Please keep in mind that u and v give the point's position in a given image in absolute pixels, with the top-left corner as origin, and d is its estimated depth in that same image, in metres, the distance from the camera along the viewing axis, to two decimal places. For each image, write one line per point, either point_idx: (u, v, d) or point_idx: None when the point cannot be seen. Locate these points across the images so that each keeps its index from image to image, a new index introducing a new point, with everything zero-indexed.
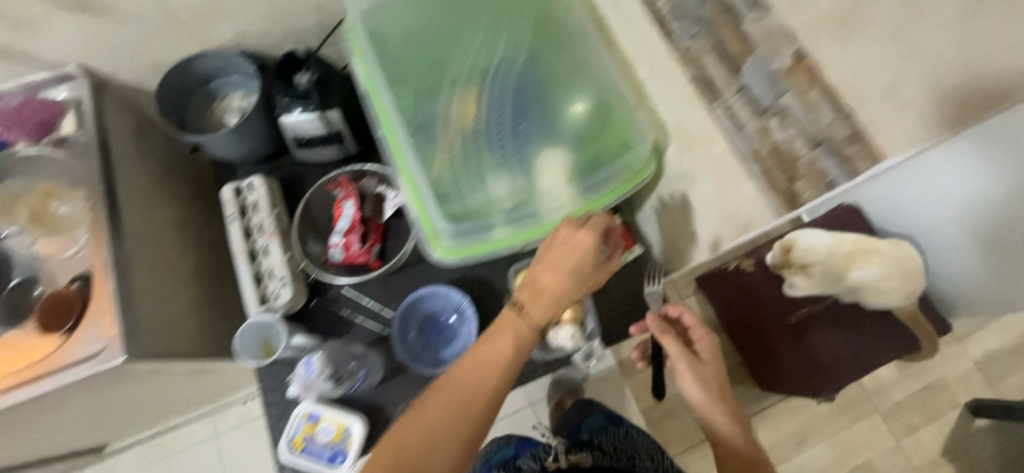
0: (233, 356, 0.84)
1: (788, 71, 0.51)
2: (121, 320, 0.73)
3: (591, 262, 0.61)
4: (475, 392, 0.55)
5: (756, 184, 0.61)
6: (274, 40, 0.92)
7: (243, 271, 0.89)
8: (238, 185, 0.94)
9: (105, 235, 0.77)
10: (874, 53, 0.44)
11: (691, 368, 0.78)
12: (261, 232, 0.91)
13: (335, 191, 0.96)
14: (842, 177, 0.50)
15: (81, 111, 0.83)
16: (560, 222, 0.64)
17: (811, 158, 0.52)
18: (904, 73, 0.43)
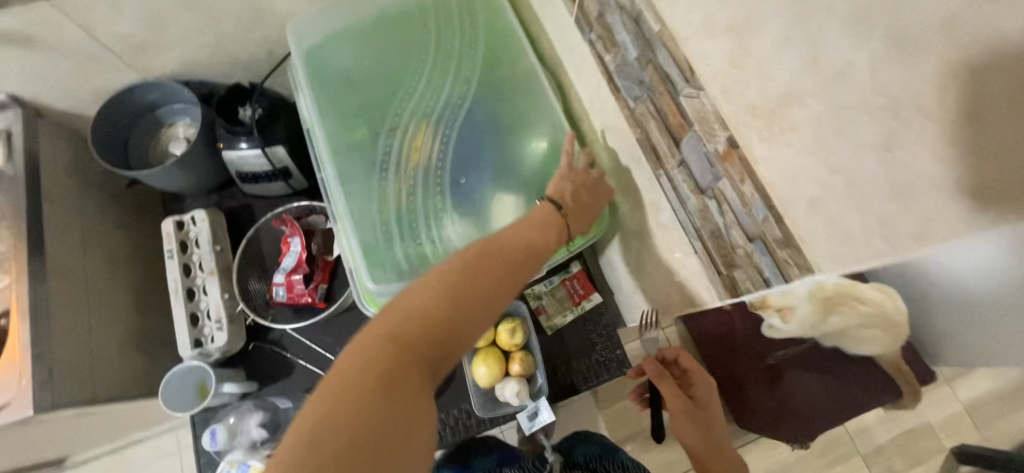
0: (166, 404, 0.79)
1: (722, 157, 0.46)
2: (32, 370, 0.69)
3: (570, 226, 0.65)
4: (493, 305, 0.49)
5: (700, 261, 0.58)
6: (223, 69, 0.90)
7: (177, 310, 0.84)
8: (181, 218, 0.90)
9: (23, 277, 0.74)
10: (800, 157, 0.38)
11: (688, 413, 0.79)
12: (202, 269, 0.88)
13: (282, 226, 0.92)
14: (776, 277, 0.45)
15: (12, 143, 0.80)
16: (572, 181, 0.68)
17: (748, 250, 0.48)
18: (835, 192, 0.35)
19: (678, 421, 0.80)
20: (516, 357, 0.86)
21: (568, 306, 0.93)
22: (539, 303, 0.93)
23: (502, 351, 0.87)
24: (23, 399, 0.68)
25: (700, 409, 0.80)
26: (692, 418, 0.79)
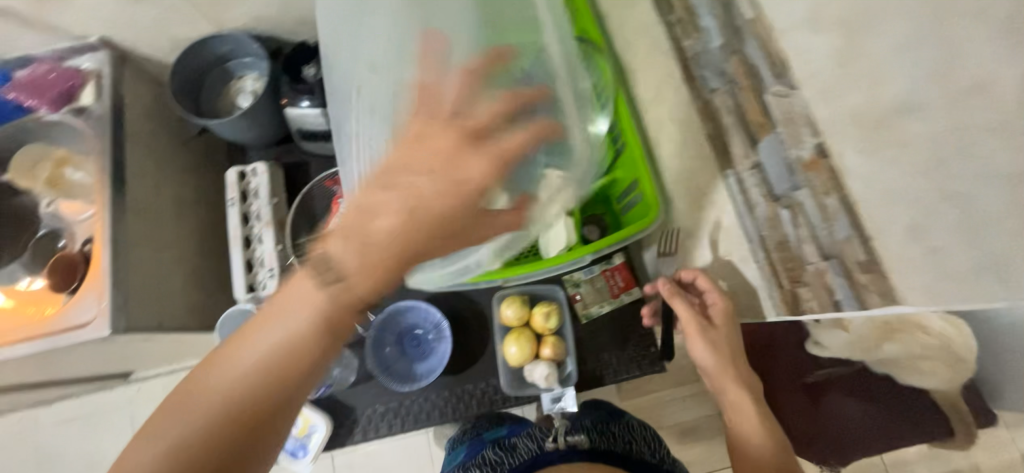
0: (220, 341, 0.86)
1: (808, 165, 0.43)
2: (110, 295, 0.76)
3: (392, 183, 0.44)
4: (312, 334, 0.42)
5: (760, 272, 0.55)
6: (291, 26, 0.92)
7: (236, 256, 0.90)
8: (243, 169, 0.94)
9: (104, 209, 0.80)
10: (901, 177, 0.35)
11: (703, 332, 0.72)
12: (258, 220, 0.92)
13: (335, 186, 0.95)
14: (849, 302, 0.43)
15: (100, 84, 0.85)
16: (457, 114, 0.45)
17: (821, 269, 0.45)
18: (945, 223, 0.33)
19: (692, 338, 0.73)
20: (548, 342, 0.86)
21: (606, 297, 0.91)
22: (577, 291, 0.91)
23: (534, 333, 0.88)
24: (100, 320, 0.76)
25: (717, 330, 0.72)
26: (707, 340, 0.72)
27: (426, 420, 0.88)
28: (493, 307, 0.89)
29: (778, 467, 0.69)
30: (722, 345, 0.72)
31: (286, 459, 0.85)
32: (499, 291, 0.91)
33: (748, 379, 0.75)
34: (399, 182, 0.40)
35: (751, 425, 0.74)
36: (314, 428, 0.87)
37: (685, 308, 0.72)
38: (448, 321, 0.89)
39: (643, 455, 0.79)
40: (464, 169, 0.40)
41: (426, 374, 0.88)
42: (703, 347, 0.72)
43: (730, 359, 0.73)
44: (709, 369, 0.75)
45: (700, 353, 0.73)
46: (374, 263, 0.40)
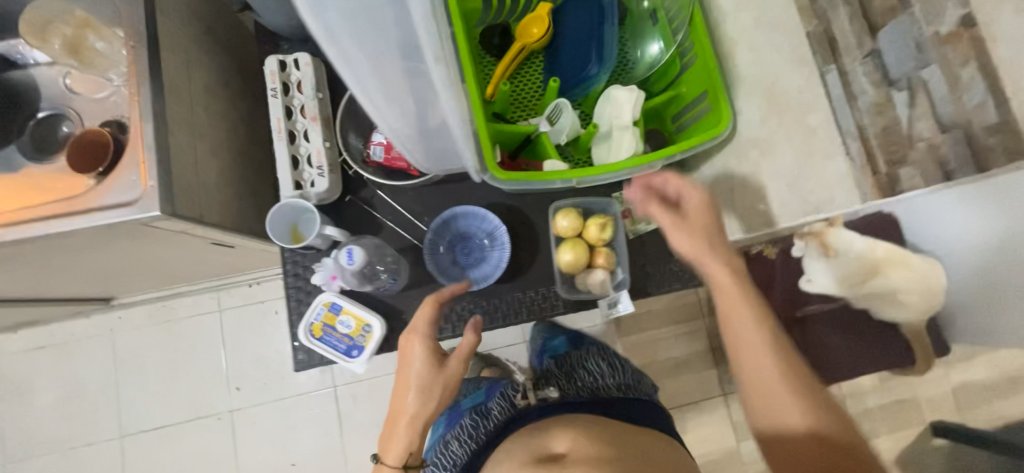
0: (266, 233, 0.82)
1: None
2: (153, 174, 0.70)
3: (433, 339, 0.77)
4: (414, 418, 0.74)
5: None
6: None
7: (280, 150, 0.85)
8: (283, 59, 0.88)
9: (139, 79, 0.72)
10: None
11: (680, 226, 0.72)
12: (304, 114, 0.87)
13: None
14: None
15: None
16: (431, 296, 0.79)
17: None
18: None
19: (670, 234, 0.73)
20: (601, 252, 0.89)
21: None
22: (628, 207, 0.94)
23: (587, 243, 0.90)
24: (146, 201, 0.70)
25: (691, 221, 0.72)
26: (680, 229, 0.72)
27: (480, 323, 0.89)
28: (550, 219, 0.90)
29: (805, 407, 0.63)
30: (698, 232, 0.72)
31: (342, 355, 0.84)
32: (552, 202, 0.92)
33: (717, 278, 0.71)
34: (406, 391, 0.75)
35: (739, 327, 0.69)
36: (369, 328, 0.85)
37: (655, 205, 0.74)
38: (504, 227, 0.90)
39: (607, 388, 0.86)
40: (405, 353, 0.76)
41: (482, 279, 0.90)
42: (677, 240, 0.73)
43: (711, 246, 0.71)
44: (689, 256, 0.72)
45: (676, 242, 0.73)
46: (398, 429, 0.75)
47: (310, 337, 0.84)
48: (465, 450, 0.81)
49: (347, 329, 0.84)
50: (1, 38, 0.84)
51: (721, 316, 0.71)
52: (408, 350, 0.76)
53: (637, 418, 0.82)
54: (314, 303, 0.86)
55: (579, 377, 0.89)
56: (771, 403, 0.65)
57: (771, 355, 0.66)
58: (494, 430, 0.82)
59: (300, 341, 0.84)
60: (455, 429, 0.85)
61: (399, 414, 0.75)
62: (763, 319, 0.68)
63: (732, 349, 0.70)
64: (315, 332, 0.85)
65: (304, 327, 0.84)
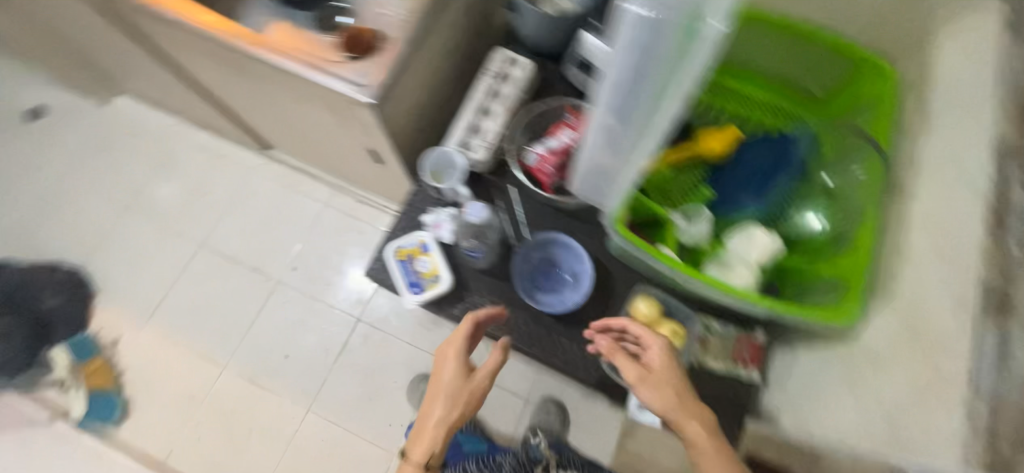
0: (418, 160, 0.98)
1: None
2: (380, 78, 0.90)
3: (464, 355, 0.84)
4: (438, 426, 0.81)
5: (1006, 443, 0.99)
6: None
7: (466, 114, 1.01)
8: (511, 55, 1.06)
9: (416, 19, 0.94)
10: None
11: (647, 380, 0.79)
12: (499, 99, 1.03)
13: (568, 115, 1.04)
14: None
15: None
16: (465, 316, 0.87)
17: None
18: None
19: (644, 392, 0.79)
20: None
21: (726, 357, 0.92)
22: (708, 335, 0.93)
23: None
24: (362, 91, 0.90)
25: (657, 372, 0.79)
26: (648, 383, 0.79)
27: (536, 349, 0.93)
28: (631, 298, 0.93)
29: None
30: (665, 386, 0.78)
31: (404, 285, 0.92)
32: (641, 284, 0.95)
33: (676, 415, 0.77)
34: (437, 397, 0.82)
35: (705, 457, 0.76)
36: (437, 279, 0.93)
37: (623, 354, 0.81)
38: (591, 276, 0.95)
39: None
40: (437, 366, 0.84)
41: (547, 304, 0.94)
42: (649, 394, 0.78)
43: (681, 394, 0.78)
44: (667, 412, 0.78)
45: (651, 398, 0.78)
46: (428, 435, 0.81)
47: (393, 255, 0.95)
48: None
49: (423, 268, 0.93)
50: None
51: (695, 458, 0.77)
52: (445, 358, 0.84)
53: None
54: (412, 233, 0.97)
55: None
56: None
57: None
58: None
59: (384, 253, 0.95)
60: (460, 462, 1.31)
61: (430, 420, 0.82)
62: (724, 452, 0.76)
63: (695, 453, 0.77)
64: (399, 254, 0.95)
65: (395, 246, 0.95)
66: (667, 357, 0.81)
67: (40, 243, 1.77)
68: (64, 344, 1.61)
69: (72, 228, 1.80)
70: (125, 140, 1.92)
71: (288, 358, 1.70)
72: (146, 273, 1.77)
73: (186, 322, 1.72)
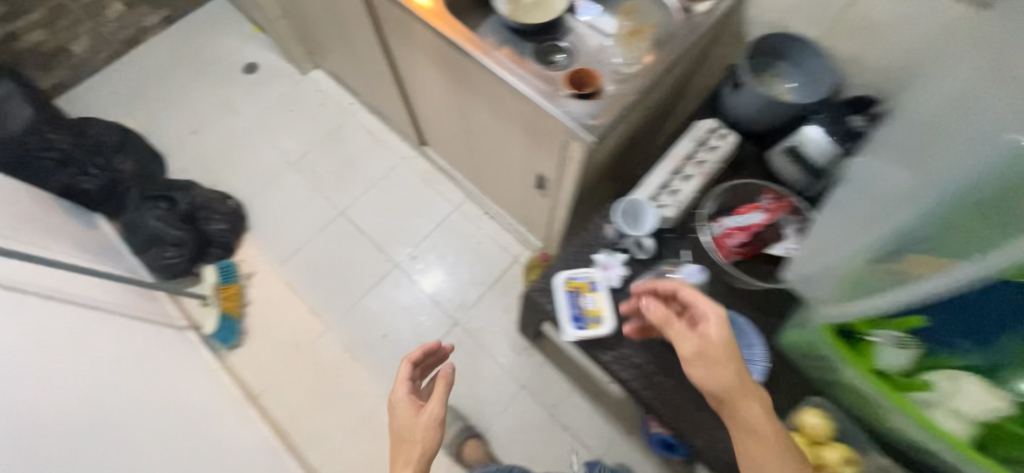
0: (614, 206, 1.00)
1: None
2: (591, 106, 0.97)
3: (405, 397, 1.05)
4: (399, 445, 0.97)
5: None
6: (862, 79, 1.01)
7: (663, 171, 1.03)
8: (716, 125, 1.08)
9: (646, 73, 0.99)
10: None
11: (700, 356, 0.75)
12: (696, 164, 1.04)
13: (761, 196, 1.03)
14: None
15: (719, 5, 1.04)
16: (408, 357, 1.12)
17: None
18: None
19: (693, 363, 0.75)
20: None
21: None
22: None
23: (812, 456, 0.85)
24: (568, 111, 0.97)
25: (709, 334, 0.75)
26: (696, 352, 0.75)
27: (687, 429, 0.88)
28: (797, 410, 0.87)
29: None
30: (717, 359, 0.73)
31: (568, 316, 0.93)
32: (812, 397, 0.87)
33: (738, 417, 0.71)
34: (401, 424, 1.00)
35: (759, 459, 0.68)
36: (600, 321, 0.94)
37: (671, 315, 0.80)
38: (762, 366, 0.89)
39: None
40: (393, 407, 1.05)
41: None
42: (700, 370, 0.74)
43: (738, 376, 0.72)
44: (721, 394, 0.72)
45: (704, 375, 0.74)
46: (405, 450, 0.95)
47: (562, 285, 0.97)
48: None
49: (590, 306, 0.94)
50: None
51: (747, 460, 0.70)
52: (399, 400, 1.05)
53: None
54: (585, 268, 0.99)
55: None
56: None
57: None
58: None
59: (554, 280, 0.97)
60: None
61: (401, 439, 0.98)
62: (782, 444, 0.68)
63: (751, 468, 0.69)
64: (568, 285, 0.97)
65: (566, 277, 0.97)
66: (723, 330, 0.75)
67: (219, 173, 2.03)
68: (215, 265, 1.78)
69: (247, 168, 2.05)
70: (309, 106, 2.19)
71: (385, 338, 1.78)
72: (291, 223, 1.96)
73: (310, 275, 1.88)
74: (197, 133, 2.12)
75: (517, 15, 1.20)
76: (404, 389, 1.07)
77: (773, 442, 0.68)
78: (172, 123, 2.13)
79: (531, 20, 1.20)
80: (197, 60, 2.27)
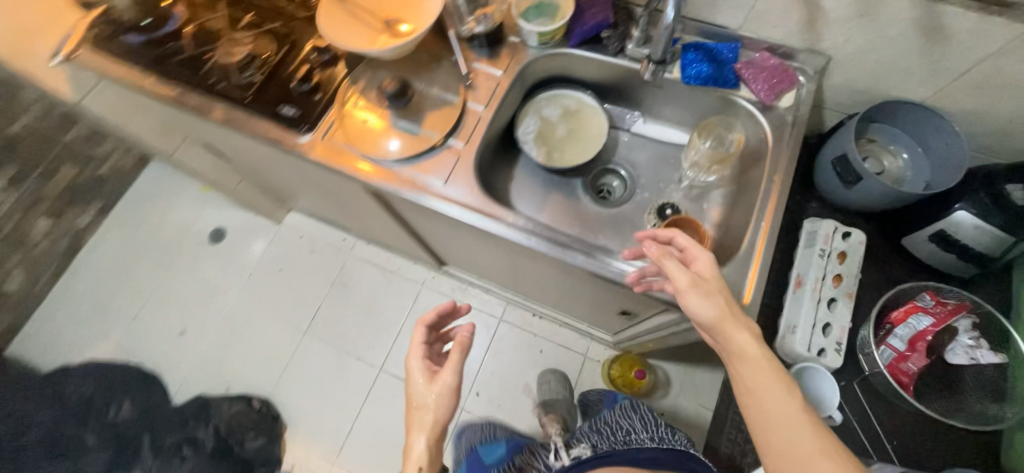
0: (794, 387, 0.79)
1: None
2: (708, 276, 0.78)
3: (418, 350, 0.85)
4: (418, 420, 0.78)
5: None
6: (985, 131, 0.86)
7: (806, 308, 0.85)
8: (837, 225, 0.90)
9: (762, 211, 0.80)
10: None
11: (696, 286, 0.73)
12: (836, 284, 0.87)
13: (925, 299, 0.86)
14: None
15: (801, 96, 0.86)
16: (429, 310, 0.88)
17: None
18: None
19: (691, 297, 0.73)
20: None
21: None
22: None
23: None
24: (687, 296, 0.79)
25: (707, 281, 0.74)
26: (699, 291, 0.73)
27: None
28: None
29: (794, 412, 0.65)
30: (716, 299, 0.72)
31: None
32: None
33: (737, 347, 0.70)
34: (419, 386, 0.80)
35: (760, 384, 0.68)
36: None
37: (676, 260, 0.76)
38: None
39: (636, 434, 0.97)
40: (409, 375, 0.82)
41: None
42: (699, 304, 0.72)
43: (732, 311, 0.71)
44: (717, 325, 0.72)
45: (699, 307, 0.72)
46: (431, 419, 0.77)
47: None
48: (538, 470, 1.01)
49: None
50: (623, 104, 1.04)
51: (740, 384, 0.70)
52: (412, 357, 0.84)
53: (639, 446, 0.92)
54: None
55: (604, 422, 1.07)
56: (786, 438, 0.65)
57: (790, 396, 0.66)
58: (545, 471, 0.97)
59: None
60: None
61: (417, 408, 0.79)
62: (777, 375, 0.68)
63: (745, 393, 0.69)
64: None
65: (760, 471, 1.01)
66: (715, 275, 0.74)
67: (228, 370, 1.77)
68: None
69: (256, 353, 1.79)
70: (298, 260, 1.92)
71: None
72: (327, 402, 1.71)
73: (373, 454, 1.65)
74: (185, 333, 1.83)
75: (558, 158, 1.00)
76: (419, 365, 0.82)
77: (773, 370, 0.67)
78: (154, 329, 1.84)
79: (578, 159, 0.99)
80: (153, 247, 1.97)
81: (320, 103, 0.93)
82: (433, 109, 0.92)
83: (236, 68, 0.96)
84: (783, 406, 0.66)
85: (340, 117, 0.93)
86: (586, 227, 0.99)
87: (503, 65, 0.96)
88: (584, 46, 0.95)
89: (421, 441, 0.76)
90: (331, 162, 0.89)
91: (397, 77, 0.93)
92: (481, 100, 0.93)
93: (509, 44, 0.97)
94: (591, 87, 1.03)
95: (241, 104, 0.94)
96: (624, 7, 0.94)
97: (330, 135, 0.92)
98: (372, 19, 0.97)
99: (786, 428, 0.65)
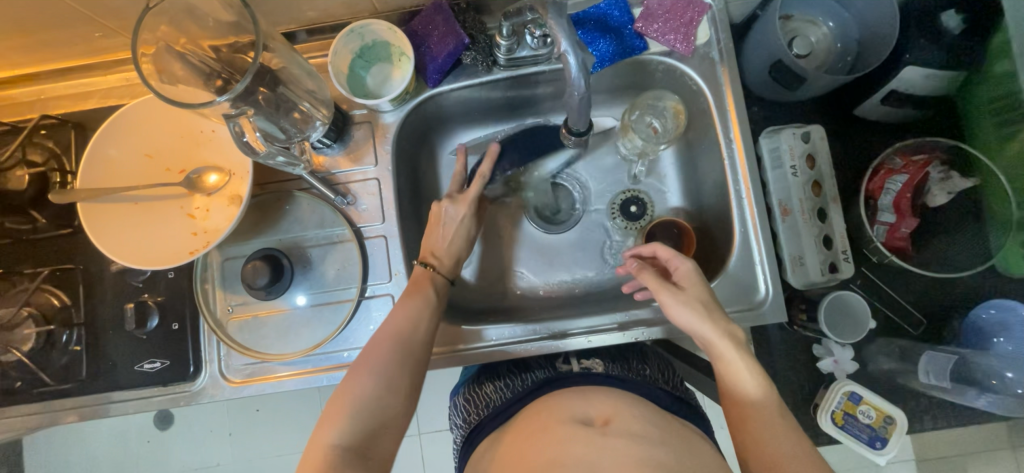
0: (822, 327, 0.79)
1: None
2: (714, 278, 0.72)
3: (466, 208, 0.71)
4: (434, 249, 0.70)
5: None
6: None
7: (804, 234, 0.80)
8: (797, 131, 0.82)
9: (733, 180, 0.72)
10: None
11: (674, 294, 0.62)
12: (819, 191, 0.82)
13: (896, 160, 0.82)
14: None
15: (712, 22, 0.71)
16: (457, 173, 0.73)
17: None
18: None
19: (668, 309, 0.62)
20: None
21: None
22: None
23: None
24: None
25: (687, 290, 0.63)
26: (678, 300, 0.62)
27: None
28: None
29: (791, 434, 0.54)
30: (697, 306, 0.61)
31: (866, 447, 0.79)
32: None
33: (713, 338, 0.59)
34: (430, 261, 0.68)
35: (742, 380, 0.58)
36: (890, 419, 0.79)
37: (649, 271, 0.65)
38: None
39: (658, 383, 0.68)
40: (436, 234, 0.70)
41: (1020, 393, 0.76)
42: (683, 313, 0.61)
43: (715, 317, 0.60)
44: (698, 336, 0.61)
45: (676, 316, 0.62)
46: (429, 280, 0.67)
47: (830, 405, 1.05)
48: (523, 386, 0.68)
49: (873, 420, 0.79)
50: (523, 110, 0.82)
51: (735, 414, 0.58)
52: (450, 206, 0.70)
53: (664, 399, 0.65)
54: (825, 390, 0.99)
55: (631, 357, 0.73)
56: (765, 444, 0.53)
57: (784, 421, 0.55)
58: (530, 385, 0.67)
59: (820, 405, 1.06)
60: (462, 392, 0.76)
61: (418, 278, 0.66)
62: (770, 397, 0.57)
63: (740, 422, 0.57)
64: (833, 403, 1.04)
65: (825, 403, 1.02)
66: (696, 283, 0.63)
67: None
68: None
69: None
70: None
71: None
72: None
73: None
74: None
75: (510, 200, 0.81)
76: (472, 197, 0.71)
77: (759, 384, 0.58)
78: None
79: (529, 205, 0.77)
80: None
81: (189, 332, 0.69)
82: (327, 259, 0.71)
83: (41, 354, 0.68)
84: (749, 385, 0.58)
85: (228, 332, 0.70)
86: (556, 262, 0.84)
87: (369, 153, 0.72)
88: (448, 80, 0.72)
89: (417, 294, 0.64)
90: (258, 387, 0.69)
91: (261, 248, 0.70)
92: (374, 214, 0.72)
93: (359, 121, 0.73)
94: (483, 112, 0.81)
95: (92, 389, 0.69)
96: (465, 7, 0.70)
97: (231, 356, 0.70)
98: (169, 190, 0.68)
99: (763, 433, 0.54)
